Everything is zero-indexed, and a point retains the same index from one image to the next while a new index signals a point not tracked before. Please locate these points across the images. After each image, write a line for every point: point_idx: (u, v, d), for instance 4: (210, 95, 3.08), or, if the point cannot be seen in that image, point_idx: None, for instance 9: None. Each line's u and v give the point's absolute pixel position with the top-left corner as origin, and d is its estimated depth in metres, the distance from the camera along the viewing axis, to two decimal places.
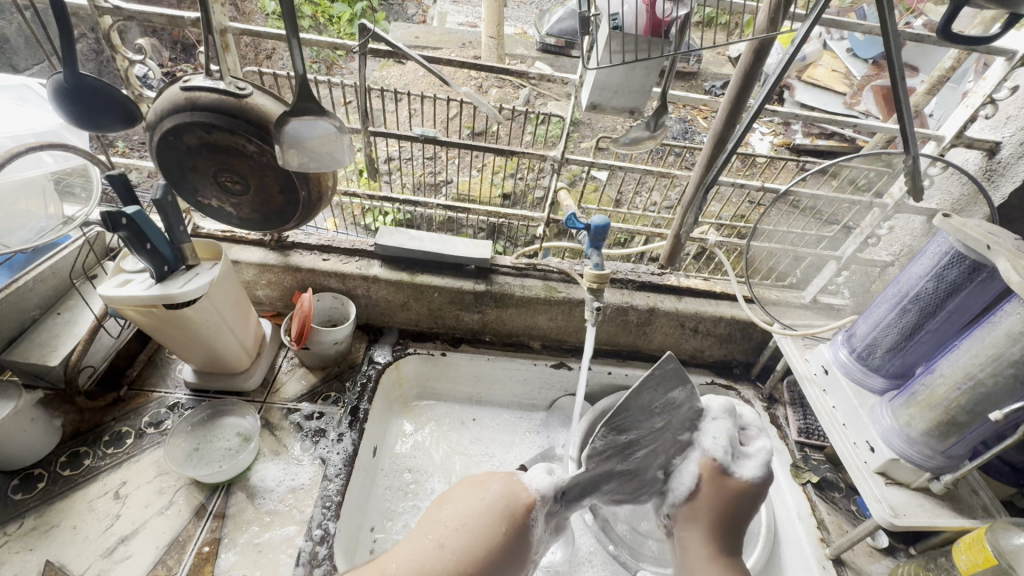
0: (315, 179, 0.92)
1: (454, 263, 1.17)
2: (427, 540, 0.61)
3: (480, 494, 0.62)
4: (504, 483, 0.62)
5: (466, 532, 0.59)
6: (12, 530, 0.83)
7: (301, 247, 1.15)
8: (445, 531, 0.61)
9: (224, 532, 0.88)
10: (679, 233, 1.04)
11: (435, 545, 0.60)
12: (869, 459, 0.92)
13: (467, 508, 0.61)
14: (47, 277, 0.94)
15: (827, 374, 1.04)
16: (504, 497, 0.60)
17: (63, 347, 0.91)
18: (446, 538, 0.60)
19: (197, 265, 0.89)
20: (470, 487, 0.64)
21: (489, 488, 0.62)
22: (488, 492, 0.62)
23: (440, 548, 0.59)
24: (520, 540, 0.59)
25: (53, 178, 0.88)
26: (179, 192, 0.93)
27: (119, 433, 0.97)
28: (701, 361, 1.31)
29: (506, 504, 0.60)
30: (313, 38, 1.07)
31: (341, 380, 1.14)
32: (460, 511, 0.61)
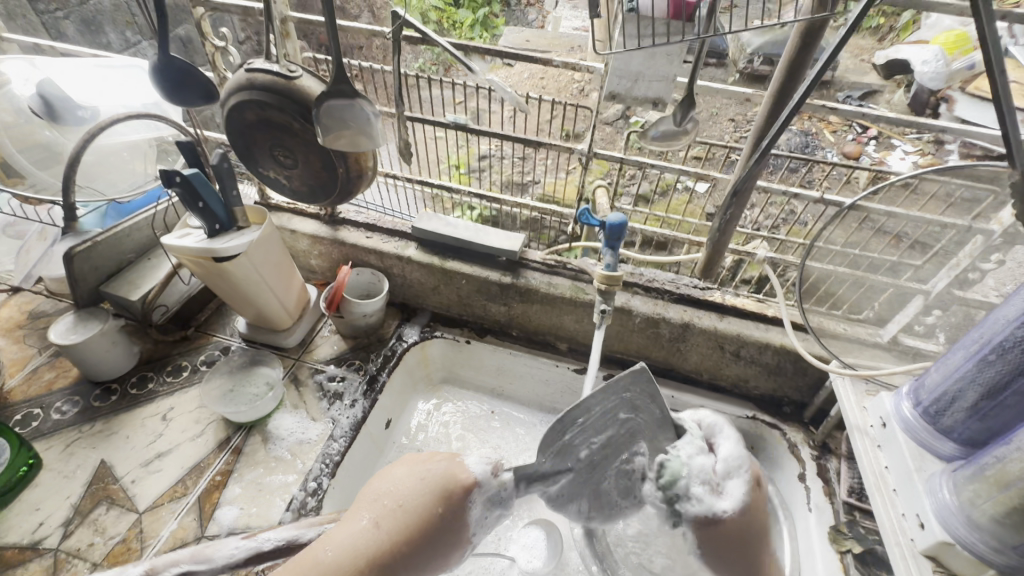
0: (353, 158, 1.00)
1: (485, 254, 1.18)
2: (360, 520, 0.61)
3: (411, 475, 0.63)
4: (436, 459, 0.65)
5: (406, 507, 0.60)
6: (86, 429, 1.01)
7: (350, 223, 1.25)
8: (384, 507, 0.61)
9: (236, 467, 0.98)
10: (714, 246, 0.97)
11: (374, 524, 0.60)
12: (917, 538, 0.75)
13: (398, 491, 0.62)
14: (143, 227, 1.13)
15: (885, 428, 0.87)
16: (440, 471, 0.63)
17: (144, 285, 1.09)
18: (383, 514, 0.60)
19: (245, 228, 1.00)
20: (403, 465, 0.65)
21: (423, 466, 0.64)
22: (428, 468, 0.64)
23: (379, 528, 0.59)
24: (457, 513, 0.61)
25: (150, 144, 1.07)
26: (245, 162, 1.06)
27: (179, 366, 1.13)
28: (745, 392, 1.17)
29: (441, 477, 0.62)
30: (352, 27, 1.13)
31: (367, 351, 1.20)
32: (395, 491, 0.62)
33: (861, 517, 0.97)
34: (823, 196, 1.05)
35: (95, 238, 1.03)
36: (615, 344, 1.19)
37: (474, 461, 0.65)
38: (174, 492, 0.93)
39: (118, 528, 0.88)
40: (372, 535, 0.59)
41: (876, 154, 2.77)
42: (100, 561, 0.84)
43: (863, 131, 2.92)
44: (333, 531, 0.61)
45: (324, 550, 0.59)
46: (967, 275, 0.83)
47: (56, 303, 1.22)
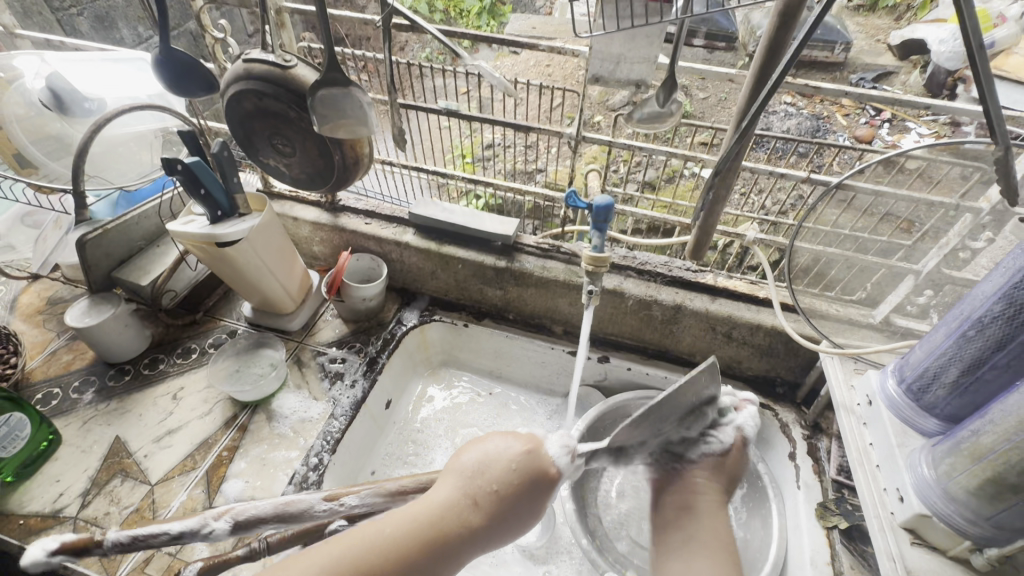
0: (349, 145, 1.03)
1: (480, 239, 1.20)
2: (454, 483, 0.64)
3: (504, 452, 0.64)
4: (521, 435, 0.66)
5: (502, 482, 0.62)
6: (101, 407, 1.07)
7: (350, 210, 1.28)
8: (482, 477, 0.63)
9: (242, 443, 1.03)
10: (703, 227, 0.98)
11: (473, 493, 0.62)
12: (896, 511, 0.76)
13: (493, 467, 0.63)
14: (151, 215, 1.17)
15: (870, 406, 0.87)
16: (527, 454, 0.63)
17: (153, 271, 1.14)
18: (480, 481, 0.63)
19: (247, 214, 1.04)
20: (491, 438, 0.66)
21: (512, 446, 0.64)
22: (520, 448, 0.64)
23: (475, 501, 0.62)
24: (545, 492, 0.64)
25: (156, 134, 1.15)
26: (246, 151, 1.09)
27: (189, 348, 1.18)
28: (738, 373, 1.18)
29: (534, 462, 0.63)
30: (348, 15, 1.15)
31: (367, 334, 1.24)
32: (488, 467, 0.63)
33: (848, 494, 0.98)
34: (810, 176, 1.06)
35: (105, 225, 1.08)
36: (608, 327, 1.21)
37: (557, 446, 0.65)
38: (183, 466, 0.99)
39: (132, 498, 0.94)
40: (468, 505, 0.62)
41: (889, 137, 2.70)
42: (116, 528, 0.90)
43: (877, 114, 2.85)
44: (432, 493, 0.65)
45: (425, 511, 0.62)
46: (959, 254, 0.83)
47: (73, 289, 1.28)
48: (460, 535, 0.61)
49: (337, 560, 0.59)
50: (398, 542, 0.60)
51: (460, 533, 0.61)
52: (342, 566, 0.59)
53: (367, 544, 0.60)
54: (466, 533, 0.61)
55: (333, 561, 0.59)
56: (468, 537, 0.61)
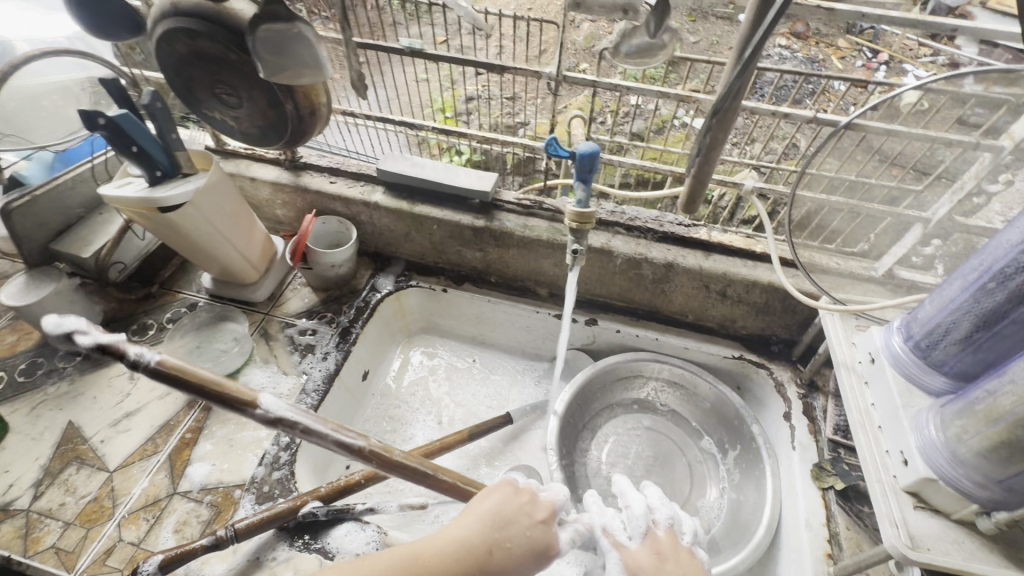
0: (301, 94, 0.91)
1: (456, 196, 1.11)
2: (473, 523, 0.60)
3: (520, 512, 0.62)
4: (538, 500, 0.65)
5: (517, 540, 0.60)
6: (52, 391, 0.99)
7: (313, 168, 1.17)
8: (497, 525, 0.60)
9: (206, 424, 0.96)
10: (697, 176, 0.86)
11: (491, 539, 0.59)
12: (900, 474, 0.72)
13: (512, 525, 0.61)
14: (86, 179, 1.06)
15: (873, 364, 0.82)
16: (542, 525, 0.63)
17: (96, 242, 1.03)
18: (498, 530, 0.60)
19: (191, 175, 0.93)
20: (509, 493, 0.64)
21: (527, 507, 0.63)
22: (537, 516, 0.63)
23: (491, 552, 0.58)
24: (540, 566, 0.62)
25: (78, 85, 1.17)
26: (186, 102, 0.97)
27: (145, 324, 1.09)
28: (731, 332, 1.13)
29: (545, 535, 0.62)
30: None
31: (339, 303, 1.16)
32: (502, 520, 0.61)
33: (845, 454, 0.94)
34: (816, 116, 0.97)
35: (32, 192, 0.97)
36: (596, 288, 1.15)
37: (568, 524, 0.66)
38: (144, 451, 0.92)
39: (89, 487, 0.87)
40: (485, 552, 0.58)
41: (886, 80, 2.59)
42: (73, 520, 0.84)
43: (874, 55, 2.72)
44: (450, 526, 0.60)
45: (442, 549, 0.57)
46: (972, 200, 0.75)
47: (14, 263, 1.17)
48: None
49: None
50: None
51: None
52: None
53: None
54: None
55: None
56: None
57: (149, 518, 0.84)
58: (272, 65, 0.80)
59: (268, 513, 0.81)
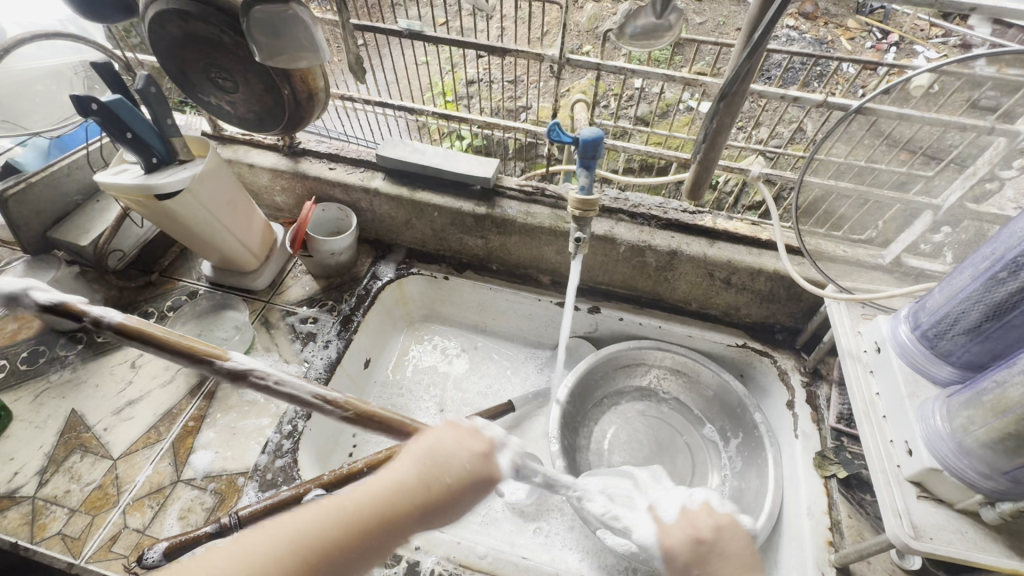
0: (298, 78, 0.89)
1: (457, 182, 1.09)
2: (407, 463, 0.51)
3: (464, 448, 0.52)
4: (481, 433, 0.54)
5: (453, 476, 0.51)
6: (54, 379, 0.99)
7: (312, 154, 1.15)
8: (431, 458, 0.51)
9: (209, 411, 0.96)
10: (703, 163, 0.84)
11: (426, 473, 0.50)
12: (904, 464, 0.71)
13: (452, 462, 0.51)
14: (83, 166, 1.05)
15: (879, 353, 0.81)
16: (482, 457, 0.52)
17: (94, 230, 1.02)
18: (435, 466, 0.51)
19: (187, 161, 0.91)
20: (450, 429, 0.54)
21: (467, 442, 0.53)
22: (478, 448, 0.52)
23: (428, 488, 0.50)
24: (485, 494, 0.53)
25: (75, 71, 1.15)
26: (181, 87, 0.95)
27: (146, 312, 1.09)
28: (736, 320, 1.12)
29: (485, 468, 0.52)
30: None
31: (340, 291, 1.15)
32: (438, 457, 0.51)
33: (848, 443, 0.94)
34: (826, 100, 0.94)
35: (27, 179, 0.96)
36: (599, 276, 1.13)
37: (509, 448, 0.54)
38: (147, 438, 0.92)
39: (94, 475, 0.88)
40: (421, 490, 0.50)
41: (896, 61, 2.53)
42: (78, 507, 0.84)
43: (884, 36, 2.65)
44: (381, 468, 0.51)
45: (373, 491, 0.49)
46: (983, 185, 0.73)
47: (14, 251, 1.17)
48: (412, 517, 0.49)
49: (281, 553, 0.45)
50: (347, 527, 0.47)
51: (412, 518, 0.49)
52: (300, 549, 0.45)
53: (317, 528, 0.46)
54: (418, 515, 0.49)
55: (289, 542, 0.45)
56: (418, 521, 0.49)
57: (153, 505, 0.85)
58: (267, 47, 0.78)
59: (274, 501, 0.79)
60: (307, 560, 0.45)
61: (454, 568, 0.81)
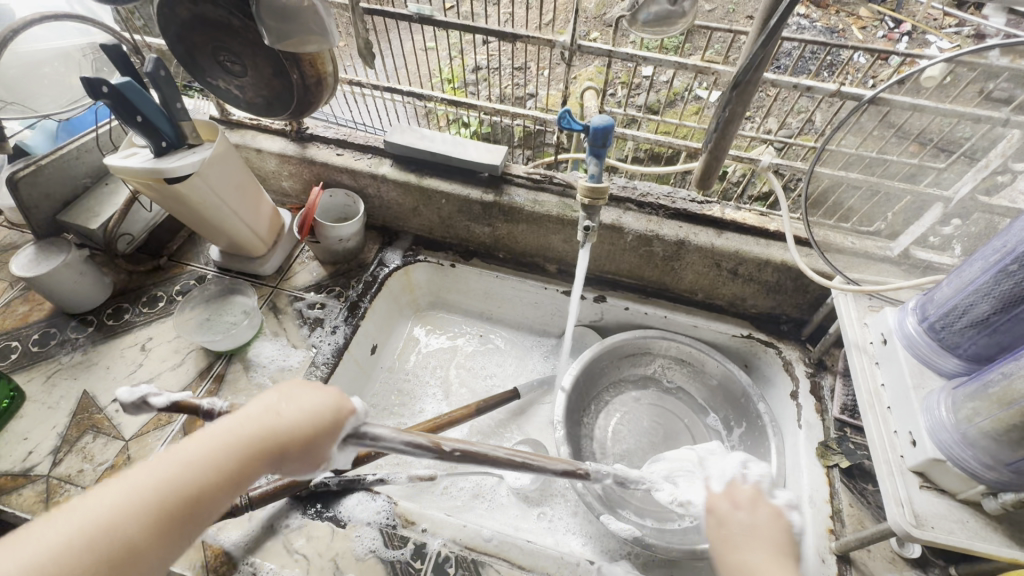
0: (308, 62, 0.88)
1: (465, 169, 1.08)
2: (252, 409, 0.53)
3: (316, 396, 0.56)
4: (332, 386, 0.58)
5: (294, 418, 0.54)
6: (65, 361, 1.00)
7: (319, 140, 1.15)
8: (279, 402, 0.54)
9: (218, 394, 0.97)
10: (713, 152, 0.84)
11: (274, 414, 0.53)
12: (907, 454, 0.72)
13: (302, 406, 0.54)
14: (91, 149, 1.05)
15: (885, 345, 0.81)
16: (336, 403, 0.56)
17: (103, 214, 1.03)
18: (284, 409, 0.54)
19: (196, 146, 0.91)
20: (303, 382, 0.57)
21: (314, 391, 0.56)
22: (326, 392, 0.57)
23: (270, 426, 0.52)
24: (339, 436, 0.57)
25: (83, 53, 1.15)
26: (189, 70, 0.95)
27: (155, 296, 1.10)
28: (742, 310, 1.13)
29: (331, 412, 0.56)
30: None
31: (347, 277, 1.15)
32: (290, 406, 0.54)
33: (851, 433, 0.94)
34: (839, 89, 0.94)
35: (37, 162, 0.96)
36: (606, 265, 1.14)
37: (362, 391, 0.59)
38: (158, 420, 0.93)
39: (106, 455, 0.89)
40: (266, 431, 0.52)
41: (908, 51, 2.49)
42: (92, 485, 0.86)
43: (896, 25, 2.61)
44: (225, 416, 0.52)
45: (223, 436, 0.50)
46: (996, 178, 0.73)
47: (23, 234, 1.17)
48: (268, 457, 0.52)
49: (127, 504, 0.45)
50: (199, 473, 0.48)
51: (268, 459, 0.52)
52: (149, 496, 0.46)
53: (163, 478, 0.47)
54: (274, 456, 0.52)
55: (133, 494, 0.45)
56: (273, 463, 0.52)
57: None
58: (276, 31, 0.77)
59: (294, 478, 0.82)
60: (160, 506, 0.46)
61: (460, 550, 0.82)
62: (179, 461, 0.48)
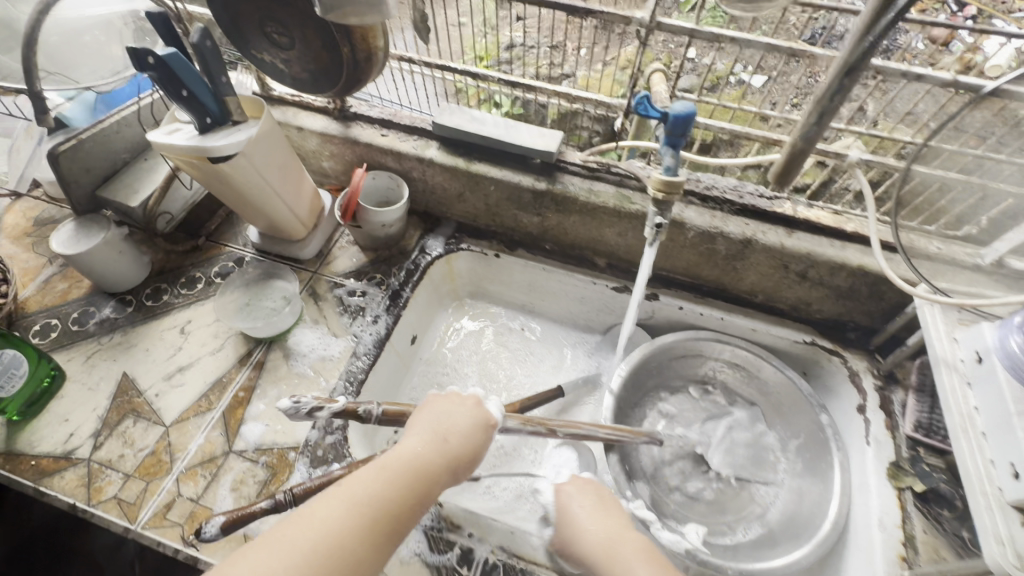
0: (358, 35, 0.81)
1: (516, 155, 1.02)
2: (423, 434, 0.63)
3: (468, 415, 0.67)
4: (468, 400, 0.70)
5: (459, 431, 0.65)
6: (105, 341, 0.98)
7: (363, 119, 1.09)
8: (440, 425, 0.65)
9: (258, 383, 0.94)
10: (799, 146, 0.76)
11: (442, 434, 0.63)
12: (1007, 487, 0.66)
13: (460, 426, 0.66)
14: (132, 123, 1.01)
15: (979, 364, 0.74)
16: (479, 411, 0.69)
17: (143, 192, 1.00)
18: (448, 430, 0.64)
19: (241, 123, 0.87)
20: (446, 403, 0.68)
21: (459, 408, 0.68)
22: (470, 404, 0.69)
23: (444, 440, 0.63)
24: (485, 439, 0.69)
25: (125, 22, 1.11)
26: (234, 41, 0.89)
27: (193, 277, 1.07)
28: (804, 315, 1.06)
29: (480, 421, 0.68)
30: None
31: (388, 264, 1.11)
32: (449, 423, 0.65)
33: (925, 453, 0.88)
34: (958, 79, 0.80)
35: (78, 135, 0.93)
36: (661, 261, 1.07)
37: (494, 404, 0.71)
38: (198, 407, 0.91)
39: (147, 440, 0.87)
40: (440, 443, 0.62)
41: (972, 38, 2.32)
42: (132, 472, 0.84)
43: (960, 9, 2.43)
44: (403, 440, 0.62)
45: (406, 456, 0.59)
46: None
47: (61, 208, 1.15)
48: (444, 470, 0.61)
49: (350, 515, 0.52)
50: (397, 488, 0.56)
51: (446, 466, 0.61)
52: (365, 512, 0.53)
53: (369, 492, 0.54)
54: (447, 471, 0.62)
55: (353, 504, 0.53)
56: (446, 478, 0.61)
57: (205, 475, 0.84)
58: (331, 1, 0.72)
59: (404, 407, 0.72)
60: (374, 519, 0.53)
61: (508, 558, 0.79)
62: (376, 479, 0.56)
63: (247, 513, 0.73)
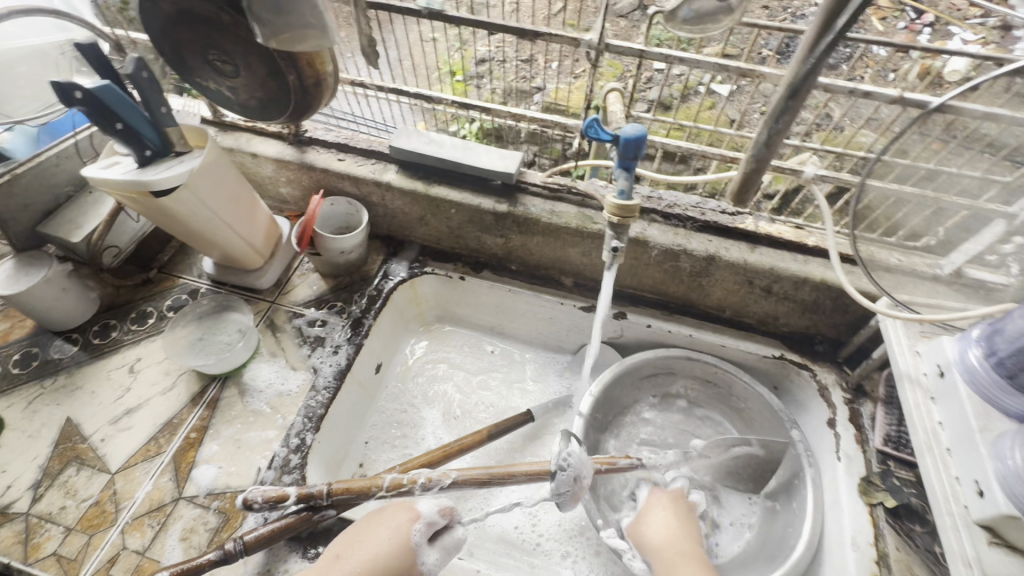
0: (304, 61, 0.79)
1: (476, 177, 1.00)
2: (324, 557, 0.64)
3: (387, 518, 0.68)
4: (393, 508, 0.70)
5: (367, 539, 0.65)
6: (47, 384, 0.93)
7: (319, 144, 1.07)
8: (340, 545, 0.65)
9: (212, 423, 0.90)
10: (752, 166, 0.76)
11: (335, 553, 0.64)
12: (972, 505, 0.65)
13: (367, 537, 0.65)
14: (73, 154, 0.98)
15: (942, 378, 0.74)
16: (394, 520, 0.67)
17: (87, 225, 0.96)
18: (344, 548, 0.65)
19: (185, 155, 0.83)
20: (363, 519, 0.69)
21: (377, 515, 0.69)
22: (387, 510, 0.70)
23: (339, 555, 0.64)
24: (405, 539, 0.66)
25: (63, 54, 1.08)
26: (177, 71, 0.87)
27: (145, 312, 1.03)
28: (772, 328, 1.05)
29: (393, 527, 0.66)
30: None
31: (350, 291, 1.08)
32: (353, 536, 0.66)
33: (895, 467, 0.87)
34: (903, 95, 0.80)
35: (13, 169, 0.89)
36: (628, 279, 1.06)
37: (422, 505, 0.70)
38: (147, 451, 0.87)
39: (90, 490, 0.82)
40: (334, 558, 0.63)
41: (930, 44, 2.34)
42: (74, 525, 0.79)
43: (919, 16, 2.35)
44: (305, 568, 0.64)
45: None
46: None
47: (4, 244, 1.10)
48: None
49: None
50: None
51: None
52: None
53: None
54: None
55: None
56: None
57: (153, 525, 0.79)
58: (271, 25, 0.69)
59: (349, 483, 0.77)
60: None
61: None
62: None
63: (198, 563, 0.71)
